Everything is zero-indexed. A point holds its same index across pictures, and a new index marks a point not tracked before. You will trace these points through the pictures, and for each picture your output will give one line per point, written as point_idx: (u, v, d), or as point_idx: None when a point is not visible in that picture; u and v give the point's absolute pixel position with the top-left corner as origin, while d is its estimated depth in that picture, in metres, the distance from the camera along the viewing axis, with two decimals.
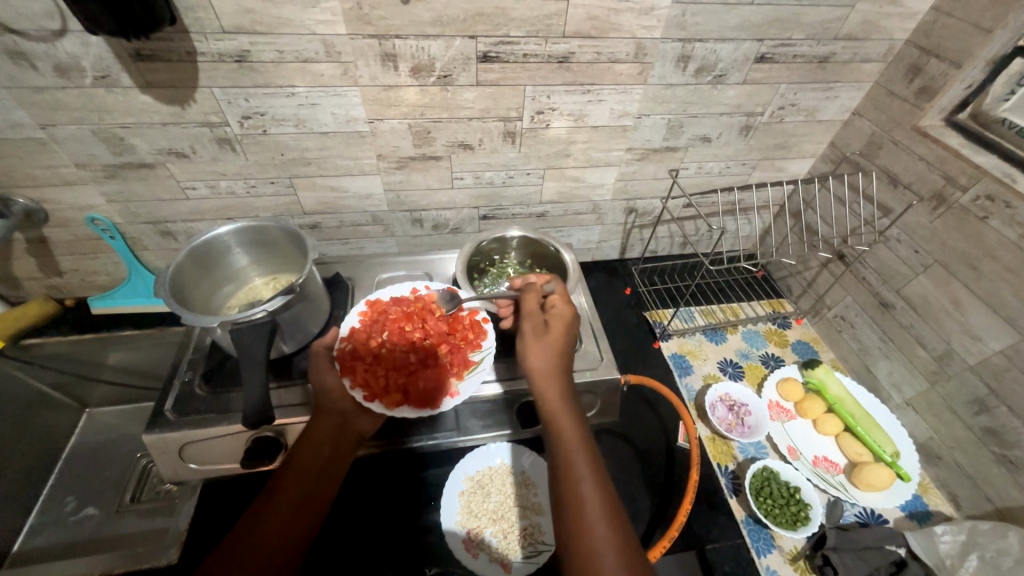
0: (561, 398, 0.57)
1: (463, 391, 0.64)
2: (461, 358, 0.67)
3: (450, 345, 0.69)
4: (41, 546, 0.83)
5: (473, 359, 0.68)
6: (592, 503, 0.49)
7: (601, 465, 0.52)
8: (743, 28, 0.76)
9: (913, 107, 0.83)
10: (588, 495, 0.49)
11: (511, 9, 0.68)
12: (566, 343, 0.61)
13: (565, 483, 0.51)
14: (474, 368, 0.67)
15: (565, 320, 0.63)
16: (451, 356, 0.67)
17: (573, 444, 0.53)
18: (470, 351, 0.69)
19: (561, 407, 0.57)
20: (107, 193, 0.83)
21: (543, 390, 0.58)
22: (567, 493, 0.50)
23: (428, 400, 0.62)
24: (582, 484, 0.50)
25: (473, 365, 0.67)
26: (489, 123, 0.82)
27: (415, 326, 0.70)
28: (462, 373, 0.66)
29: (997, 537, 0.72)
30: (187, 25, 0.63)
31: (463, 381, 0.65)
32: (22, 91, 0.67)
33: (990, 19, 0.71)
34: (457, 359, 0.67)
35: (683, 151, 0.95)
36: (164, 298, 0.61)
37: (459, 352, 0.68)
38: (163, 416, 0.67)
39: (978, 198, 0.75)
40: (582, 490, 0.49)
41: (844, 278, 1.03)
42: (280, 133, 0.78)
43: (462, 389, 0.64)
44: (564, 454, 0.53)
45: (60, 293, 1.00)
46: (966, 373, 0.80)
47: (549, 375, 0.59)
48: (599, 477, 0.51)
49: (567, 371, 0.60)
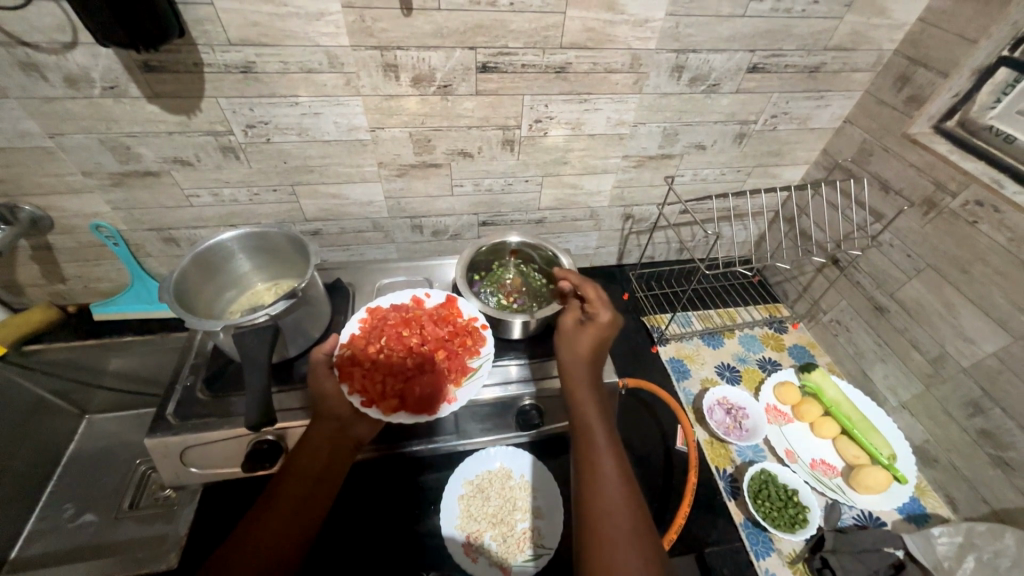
0: (589, 384, 0.61)
1: (460, 397, 0.64)
2: (459, 364, 0.68)
3: (447, 352, 0.69)
4: (37, 554, 0.83)
5: (471, 366, 0.68)
6: (610, 480, 0.52)
7: (623, 456, 0.55)
8: (736, 39, 0.78)
9: (902, 115, 0.85)
10: (609, 479, 0.52)
11: (510, 21, 0.70)
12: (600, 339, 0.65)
13: (585, 454, 0.55)
14: (472, 375, 0.67)
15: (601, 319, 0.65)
16: (449, 362, 0.68)
17: (599, 439, 0.56)
18: (468, 357, 0.69)
19: (585, 391, 0.61)
20: (112, 201, 0.84)
21: (575, 374, 0.62)
22: (587, 463, 0.54)
23: (425, 406, 0.62)
24: (604, 469, 0.53)
25: (471, 372, 0.67)
26: (488, 131, 0.84)
27: (413, 332, 0.71)
28: (460, 379, 0.66)
29: (993, 539, 0.73)
30: (194, 37, 0.65)
31: (460, 388, 0.65)
32: (31, 101, 0.68)
33: (975, 30, 0.73)
34: (455, 366, 0.68)
35: (679, 158, 0.96)
36: (169, 303, 0.62)
37: (457, 358, 0.69)
38: (166, 420, 0.67)
39: (968, 204, 0.77)
40: (606, 481, 0.51)
41: (839, 283, 1.04)
42: (284, 142, 0.79)
43: (459, 395, 0.65)
44: (587, 448, 0.55)
45: (63, 300, 1.01)
46: (960, 375, 0.81)
47: (580, 371, 0.62)
48: (623, 472, 0.53)
49: (597, 363, 0.64)
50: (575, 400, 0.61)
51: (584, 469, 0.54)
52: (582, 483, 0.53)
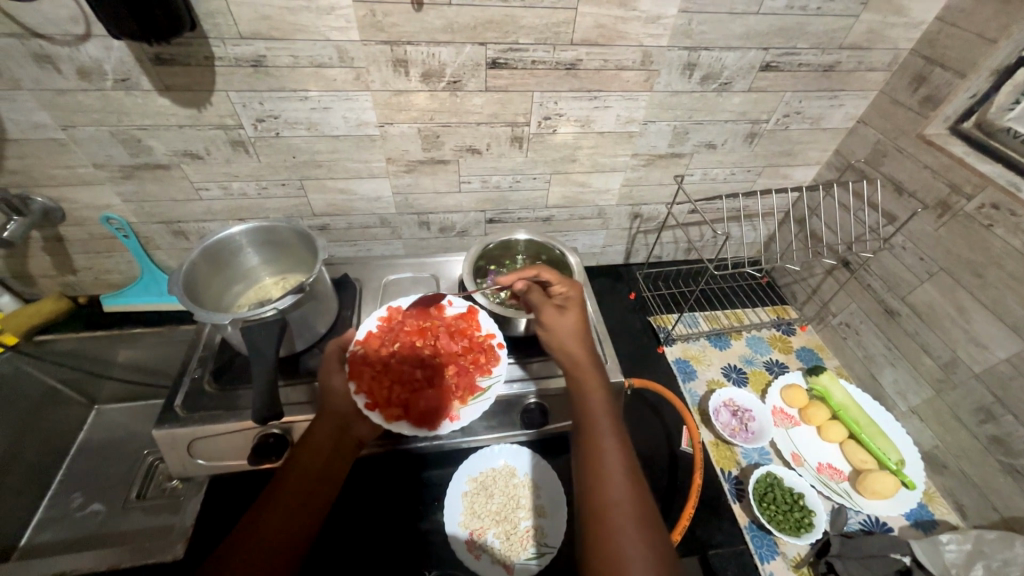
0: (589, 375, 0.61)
1: (464, 416, 0.64)
2: (467, 382, 0.67)
3: (458, 367, 0.68)
4: (46, 541, 0.84)
5: (481, 385, 0.67)
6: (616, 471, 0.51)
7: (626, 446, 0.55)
8: (748, 37, 0.77)
9: (917, 116, 0.84)
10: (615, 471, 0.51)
11: (521, 17, 0.69)
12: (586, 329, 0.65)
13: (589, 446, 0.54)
14: (480, 394, 0.66)
15: (579, 304, 0.67)
16: (458, 378, 0.67)
17: (606, 445, 0.54)
18: (478, 376, 0.68)
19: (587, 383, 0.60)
20: (122, 193, 0.85)
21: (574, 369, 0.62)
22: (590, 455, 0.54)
23: (427, 420, 0.62)
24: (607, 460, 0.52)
25: (479, 392, 0.66)
26: (497, 128, 0.84)
27: (427, 342, 0.70)
28: (467, 398, 0.66)
29: (1003, 547, 0.72)
30: (206, 31, 0.65)
31: (465, 407, 0.65)
32: (45, 94, 0.69)
33: (995, 30, 0.72)
34: (463, 383, 0.67)
35: (689, 157, 0.96)
36: (178, 296, 0.63)
37: (467, 375, 0.68)
38: (173, 411, 0.68)
39: (983, 207, 0.76)
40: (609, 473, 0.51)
41: (849, 285, 1.03)
42: (293, 137, 0.79)
43: (463, 414, 0.64)
44: (594, 459, 0.53)
45: (74, 291, 1.02)
46: (972, 381, 0.80)
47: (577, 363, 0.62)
48: (631, 474, 0.52)
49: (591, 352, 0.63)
50: (581, 404, 0.59)
51: (589, 467, 0.53)
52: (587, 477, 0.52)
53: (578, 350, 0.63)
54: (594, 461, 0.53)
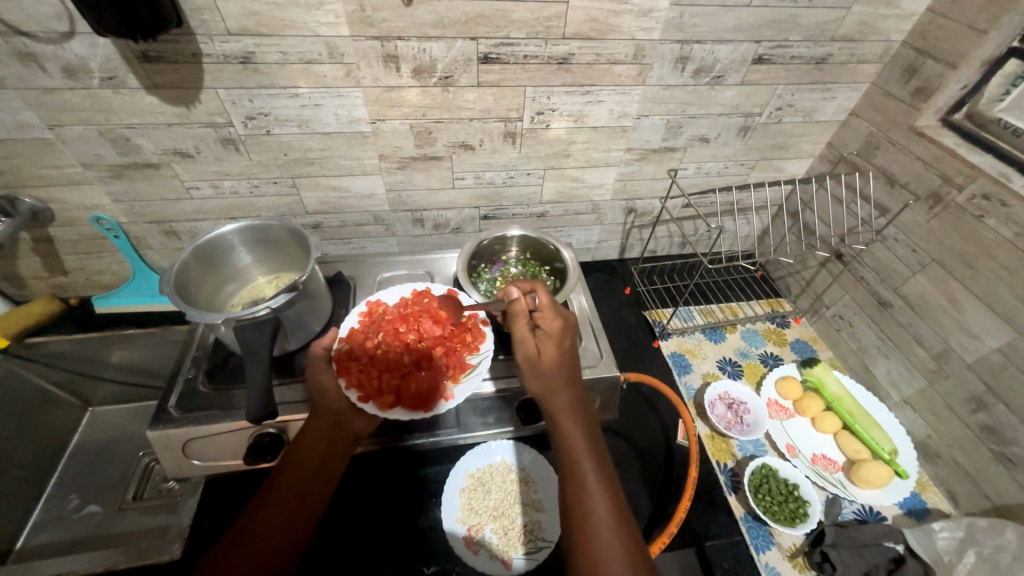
0: (571, 410, 0.56)
1: (458, 394, 0.64)
2: (457, 360, 0.67)
3: (445, 348, 0.68)
4: (42, 544, 0.84)
5: (470, 362, 0.67)
6: (604, 519, 0.49)
7: (615, 487, 0.52)
8: (740, 29, 0.77)
9: (909, 107, 0.84)
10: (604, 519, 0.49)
11: (512, 11, 0.69)
12: (568, 360, 0.60)
13: (573, 492, 0.51)
14: (471, 371, 0.66)
15: (562, 332, 0.61)
16: (448, 358, 0.67)
17: (592, 491, 0.51)
18: (467, 354, 0.68)
19: (567, 420, 0.56)
20: (111, 193, 0.84)
21: (554, 405, 0.57)
22: (575, 502, 0.50)
23: (421, 403, 0.61)
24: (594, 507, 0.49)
25: (470, 368, 0.67)
26: (489, 124, 0.83)
27: (411, 327, 0.69)
28: (459, 375, 0.66)
29: (994, 534, 0.73)
30: (193, 27, 0.64)
31: (458, 384, 0.65)
32: (30, 92, 0.68)
33: (985, 20, 0.72)
34: (454, 362, 0.67)
35: (682, 151, 0.96)
36: (169, 296, 0.62)
37: (456, 355, 0.68)
38: (167, 412, 0.67)
39: (974, 198, 0.76)
40: (596, 522, 0.48)
41: (842, 278, 1.03)
42: (284, 134, 0.79)
43: (457, 392, 0.64)
44: (581, 509, 0.50)
45: (65, 292, 1.01)
46: (963, 371, 0.81)
47: (558, 398, 0.57)
48: (620, 518, 0.49)
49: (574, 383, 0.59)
50: (563, 442, 0.55)
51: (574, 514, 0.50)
52: (572, 525, 0.49)
53: (561, 389, 0.58)
54: (584, 519, 0.49)
